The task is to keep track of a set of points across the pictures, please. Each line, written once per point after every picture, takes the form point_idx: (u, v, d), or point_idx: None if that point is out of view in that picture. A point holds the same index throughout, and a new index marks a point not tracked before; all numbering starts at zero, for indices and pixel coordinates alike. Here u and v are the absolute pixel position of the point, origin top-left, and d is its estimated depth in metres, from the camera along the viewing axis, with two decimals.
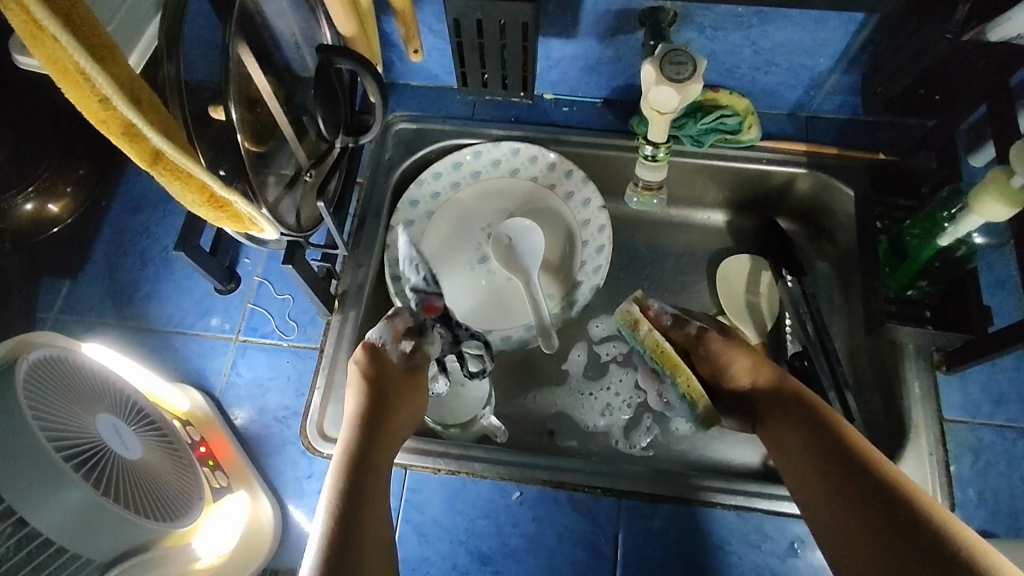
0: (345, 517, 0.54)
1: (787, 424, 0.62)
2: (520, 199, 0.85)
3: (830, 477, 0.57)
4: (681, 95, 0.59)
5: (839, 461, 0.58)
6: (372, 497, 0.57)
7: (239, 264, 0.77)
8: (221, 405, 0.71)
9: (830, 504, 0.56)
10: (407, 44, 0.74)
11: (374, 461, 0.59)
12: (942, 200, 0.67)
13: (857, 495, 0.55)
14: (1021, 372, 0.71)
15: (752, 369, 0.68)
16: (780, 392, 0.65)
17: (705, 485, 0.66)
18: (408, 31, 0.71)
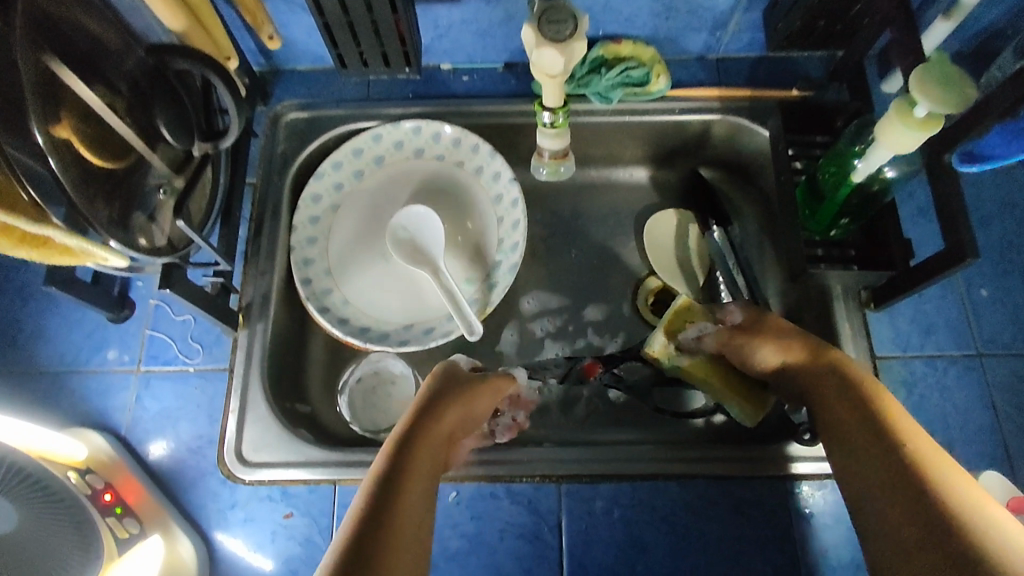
0: (365, 523, 0.44)
1: (833, 386, 0.56)
2: (429, 181, 0.80)
3: (870, 448, 0.50)
4: (565, 55, 0.55)
5: (881, 440, 0.50)
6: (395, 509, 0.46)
7: (130, 289, 0.71)
8: (130, 444, 0.67)
9: (867, 472, 0.50)
10: (259, 30, 0.70)
11: (418, 468, 0.50)
12: (852, 134, 0.64)
13: (891, 463, 0.48)
14: (947, 299, 0.70)
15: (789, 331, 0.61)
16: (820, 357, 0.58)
17: (785, 453, 0.64)
18: (254, 17, 0.68)
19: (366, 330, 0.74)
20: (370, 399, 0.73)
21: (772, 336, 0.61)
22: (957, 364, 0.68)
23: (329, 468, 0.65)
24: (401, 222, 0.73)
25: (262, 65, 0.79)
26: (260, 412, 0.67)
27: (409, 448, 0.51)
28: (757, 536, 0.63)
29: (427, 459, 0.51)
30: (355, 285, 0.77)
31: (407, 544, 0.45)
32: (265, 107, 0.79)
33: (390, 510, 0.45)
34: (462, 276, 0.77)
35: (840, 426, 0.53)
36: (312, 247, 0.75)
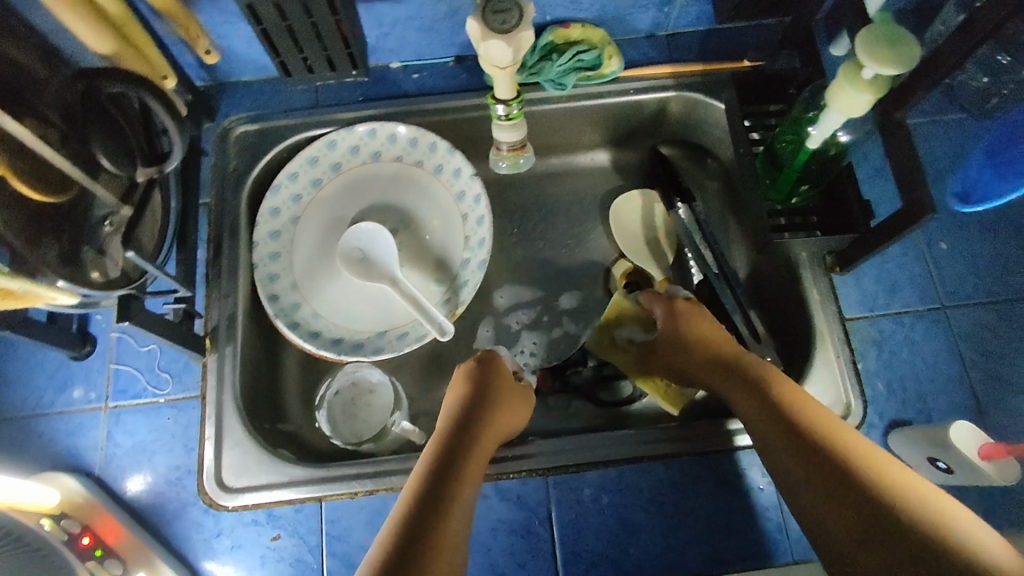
0: (404, 544, 0.48)
1: (745, 390, 0.59)
2: (388, 184, 0.79)
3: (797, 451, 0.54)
4: (513, 46, 0.54)
5: (810, 442, 0.53)
6: (442, 521, 0.50)
7: (90, 323, 0.69)
8: (106, 482, 0.65)
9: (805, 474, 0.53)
10: (195, 45, 0.68)
11: (457, 480, 0.53)
12: (806, 101, 0.65)
13: (823, 463, 0.52)
14: (908, 256, 0.71)
15: (709, 328, 0.65)
16: (738, 360, 0.62)
17: (729, 428, 0.65)
18: (188, 31, 0.65)
19: (339, 341, 0.73)
20: (350, 410, 0.72)
21: (694, 339, 0.65)
22: (922, 319, 0.69)
23: (313, 486, 0.64)
24: (355, 237, 0.74)
25: (205, 80, 0.77)
26: (237, 436, 0.65)
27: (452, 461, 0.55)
28: (744, 506, 0.63)
29: (469, 471, 0.55)
30: (324, 297, 0.75)
31: (454, 552, 0.50)
32: (212, 123, 0.77)
33: (429, 523, 0.50)
34: (432, 279, 0.76)
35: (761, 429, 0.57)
36: (275, 262, 0.74)
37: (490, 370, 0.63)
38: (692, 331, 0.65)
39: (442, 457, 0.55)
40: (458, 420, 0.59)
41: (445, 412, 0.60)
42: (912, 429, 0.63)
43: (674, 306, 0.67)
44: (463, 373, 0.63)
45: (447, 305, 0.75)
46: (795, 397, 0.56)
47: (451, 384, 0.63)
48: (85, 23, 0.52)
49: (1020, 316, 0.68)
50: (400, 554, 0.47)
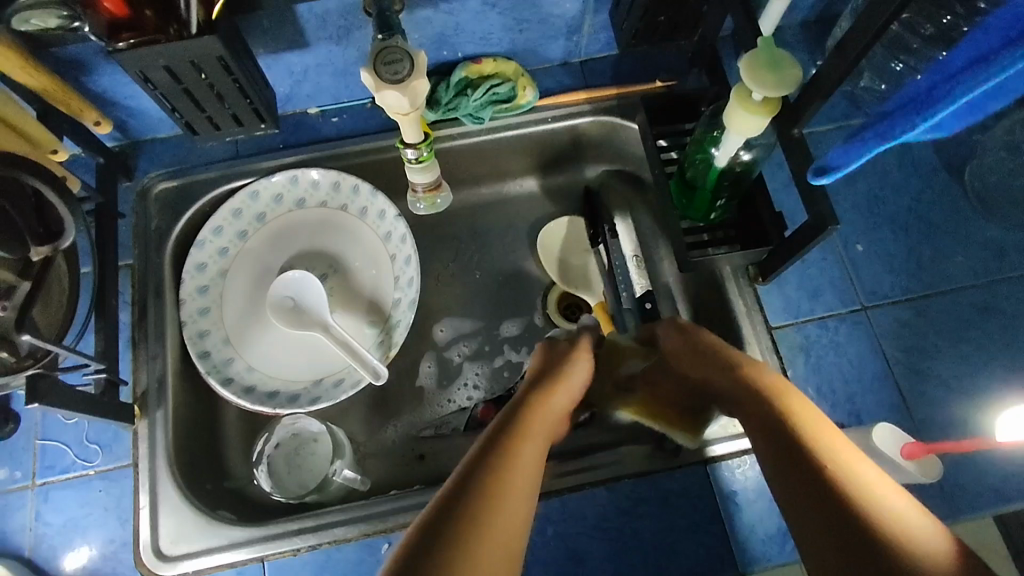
0: (455, 490, 0.42)
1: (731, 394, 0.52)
2: (316, 230, 0.78)
3: (770, 452, 0.46)
4: (408, 95, 0.55)
5: (781, 441, 0.46)
6: (506, 467, 0.44)
7: (12, 399, 0.67)
8: (37, 564, 0.63)
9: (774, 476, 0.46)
10: (83, 117, 0.66)
11: (531, 441, 0.47)
12: (708, 121, 0.67)
13: (793, 463, 0.44)
14: (828, 261, 0.73)
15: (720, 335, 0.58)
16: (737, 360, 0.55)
17: (705, 439, 0.66)
18: (71, 105, 0.63)
19: (275, 394, 0.72)
20: (293, 462, 0.70)
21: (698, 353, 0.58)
22: (846, 321, 0.71)
23: (254, 546, 0.63)
24: (284, 286, 0.73)
25: (119, 140, 0.76)
26: (173, 502, 0.64)
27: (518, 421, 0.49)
28: (688, 523, 0.64)
29: (535, 433, 0.49)
30: (258, 350, 0.75)
31: (519, 502, 0.42)
32: (130, 183, 0.76)
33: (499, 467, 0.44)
34: (365, 321, 0.75)
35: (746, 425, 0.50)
36: (205, 318, 0.73)
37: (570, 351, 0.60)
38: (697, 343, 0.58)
39: (508, 419, 0.49)
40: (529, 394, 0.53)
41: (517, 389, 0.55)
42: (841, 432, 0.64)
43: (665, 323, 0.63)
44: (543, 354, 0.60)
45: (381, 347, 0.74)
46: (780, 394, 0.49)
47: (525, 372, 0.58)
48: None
49: (938, 311, 0.70)
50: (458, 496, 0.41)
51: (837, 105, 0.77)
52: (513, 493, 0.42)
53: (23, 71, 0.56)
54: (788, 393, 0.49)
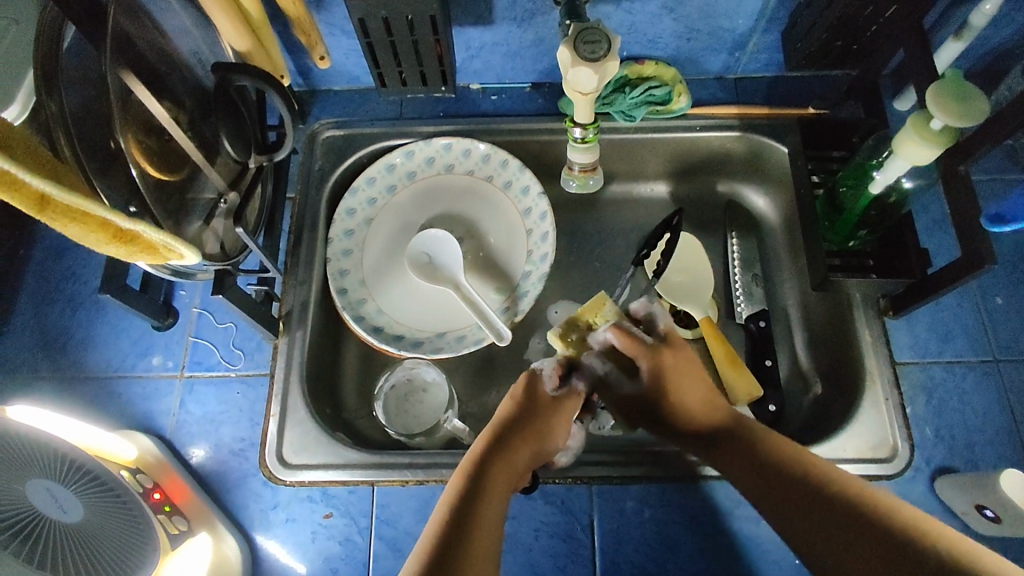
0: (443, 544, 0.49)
1: (737, 451, 0.58)
2: (459, 196, 0.83)
3: (789, 504, 0.52)
4: (598, 74, 0.59)
5: (794, 488, 0.53)
6: (474, 527, 0.50)
7: (175, 297, 0.74)
8: (175, 447, 0.69)
9: (800, 530, 0.51)
10: (312, 51, 0.72)
11: (491, 492, 0.54)
12: (869, 148, 0.68)
13: (820, 511, 0.51)
14: (964, 308, 0.72)
15: (694, 391, 0.62)
16: (724, 423, 0.61)
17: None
18: (309, 39, 0.70)
19: (399, 338, 0.77)
20: (404, 405, 0.74)
21: (678, 413, 0.63)
22: (974, 370, 0.70)
23: (367, 470, 0.67)
24: (423, 242, 0.77)
25: (300, 86, 0.83)
26: (299, 416, 0.69)
27: (481, 474, 0.55)
28: (785, 536, 0.64)
29: (498, 485, 0.55)
30: (388, 295, 0.79)
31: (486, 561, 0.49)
32: (301, 126, 0.82)
33: (469, 523, 0.50)
34: (492, 287, 0.80)
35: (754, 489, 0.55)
36: (347, 258, 0.78)
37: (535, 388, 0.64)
38: (680, 399, 0.62)
39: (477, 465, 0.56)
40: (496, 437, 0.59)
41: (489, 422, 0.61)
42: (959, 476, 0.63)
43: (661, 361, 0.62)
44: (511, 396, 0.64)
45: (504, 313, 0.78)
46: (777, 449, 0.56)
47: (505, 399, 0.63)
48: (231, 24, 0.59)
49: None
50: (444, 549, 0.48)
51: (993, 158, 0.77)
52: (481, 540, 0.50)
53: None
54: (779, 443, 0.57)
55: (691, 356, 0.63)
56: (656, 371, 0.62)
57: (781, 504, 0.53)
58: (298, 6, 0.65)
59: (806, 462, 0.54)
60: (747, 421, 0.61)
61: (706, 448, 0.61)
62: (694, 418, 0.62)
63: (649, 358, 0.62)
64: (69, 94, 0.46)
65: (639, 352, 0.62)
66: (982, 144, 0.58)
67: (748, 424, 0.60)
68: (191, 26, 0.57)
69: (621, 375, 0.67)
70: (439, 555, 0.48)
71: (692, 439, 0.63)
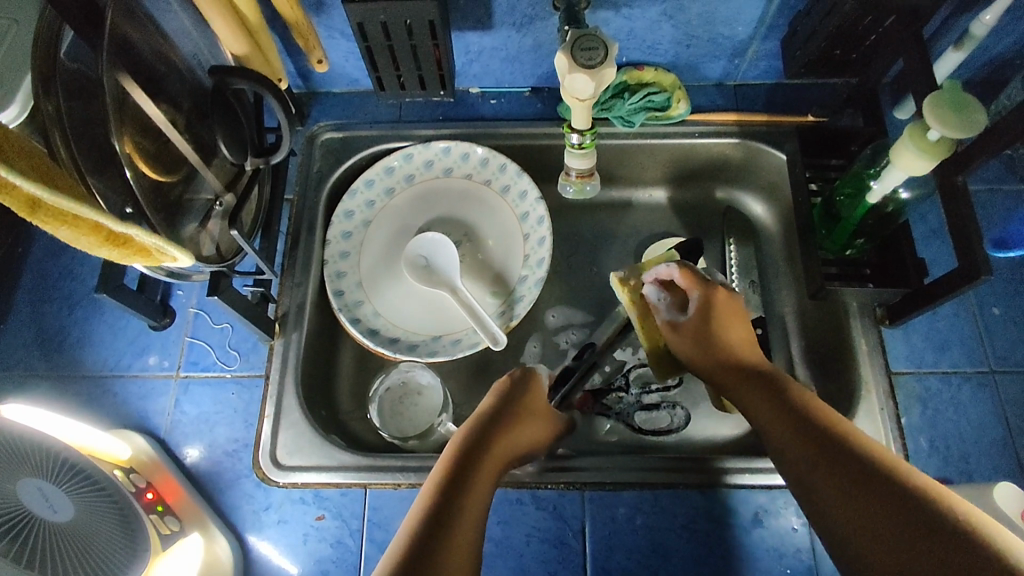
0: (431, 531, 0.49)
1: (764, 392, 0.58)
2: (457, 199, 0.83)
3: (811, 444, 0.53)
4: (595, 81, 0.59)
5: (821, 434, 0.53)
6: (454, 524, 0.50)
7: (172, 297, 0.75)
8: (169, 446, 0.69)
9: (818, 464, 0.51)
10: (310, 54, 0.73)
11: (471, 489, 0.54)
12: (868, 157, 0.68)
13: (847, 457, 0.51)
14: (961, 318, 0.72)
15: (736, 330, 0.64)
16: (753, 362, 0.62)
17: (731, 467, 0.66)
18: (306, 42, 0.70)
19: (395, 341, 0.76)
20: (398, 408, 0.74)
21: (720, 346, 0.63)
22: (971, 381, 0.69)
23: (360, 473, 0.67)
24: (420, 245, 0.77)
25: (300, 88, 0.83)
26: (294, 418, 0.69)
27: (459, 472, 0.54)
28: (777, 545, 0.64)
29: (477, 483, 0.54)
30: (385, 298, 0.79)
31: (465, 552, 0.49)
32: (301, 128, 0.83)
33: (449, 525, 0.50)
34: (488, 291, 0.80)
35: (784, 432, 0.55)
36: (345, 260, 0.78)
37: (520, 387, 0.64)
38: (722, 334, 0.64)
39: (459, 462, 0.55)
40: (474, 434, 0.58)
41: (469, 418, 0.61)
42: (953, 488, 0.63)
43: (713, 296, 0.66)
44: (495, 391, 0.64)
45: (499, 317, 0.78)
46: (807, 400, 0.56)
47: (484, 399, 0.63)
48: (228, 28, 0.60)
49: None
50: (420, 546, 0.48)
51: (991, 168, 0.76)
52: (460, 536, 0.50)
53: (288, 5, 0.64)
54: (810, 398, 0.56)
55: (737, 302, 0.66)
56: (705, 305, 0.65)
57: (801, 444, 0.53)
58: (295, 10, 0.65)
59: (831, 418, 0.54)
60: (779, 371, 0.61)
61: (737, 387, 0.61)
62: (731, 349, 0.63)
63: (701, 291, 0.66)
64: (67, 95, 0.47)
65: (695, 286, 0.66)
66: (980, 154, 0.58)
67: (779, 372, 0.61)
68: (189, 29, 0.58)
69: (674, 312, 0.68)
70: (416, 552, 0.48)
71: (719, 371, 0.63)
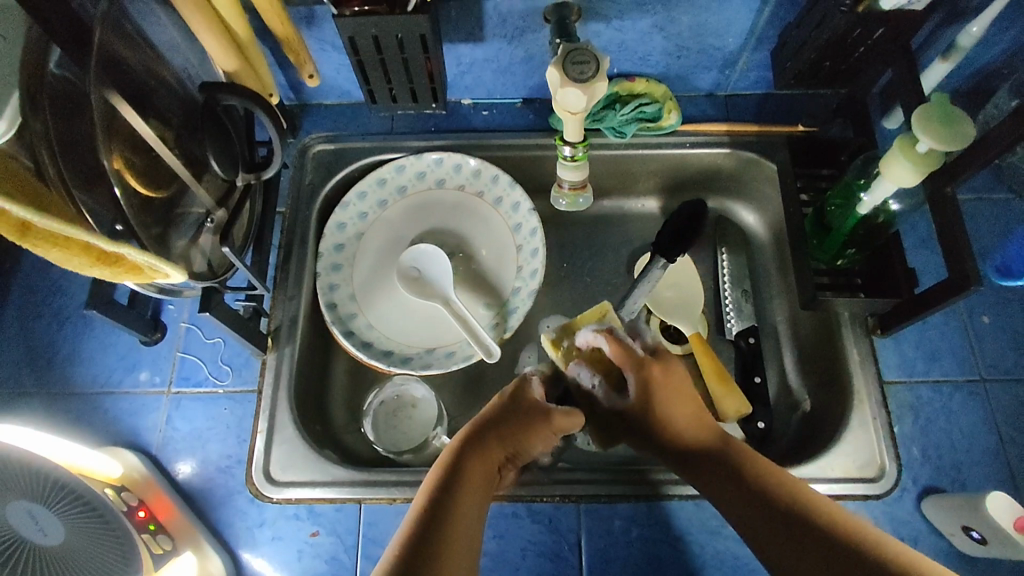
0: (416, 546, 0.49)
1: (710, 463, 0.57)
2: (450, 210, 0.83)
3: (773, 524, 0.52)
4: (587, 94, 0.60)
5: (783, 512, 0.52)
6: (449, 529, 0.50)
7: (163, 311, 0.74)
8: (161, 463, 0.68)
9: (782, 545, 0.51)
10: (301, 70, 0.73)
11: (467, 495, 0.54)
12: (857, 169, 0.68)
13: (808, 535, 0.50)
14: (951, 326, 0.72)
15: (682, 409, 0.60)
16: (709, 443, 0.59)
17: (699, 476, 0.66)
18: (298, 57, 0.71)
19: (389, 354, 0.76)
20: (392, 421, 0.74)
21: (663, 429, 0.60)
22: (962, 390, 0.70)
23: (354, 488, 0.67)
24: (414, 256, 0.77)
25: (292, 100, 0.83)
26: (287, 433, 0.69)
27: (453, 478, 0.54)
28: None
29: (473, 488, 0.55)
30: (378, 310, 0.79)
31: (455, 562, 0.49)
32: (293, 140, 0.82)
33: (435, 540, 0.49)
34: (481, 303, 0.80)
35: (741, 511, 0.54)
36: (337, 272, 0.78)
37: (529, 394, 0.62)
38: (662, 417, 0.60)
39: (448, 475, 0.55)
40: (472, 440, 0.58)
41: (468, 424, 0.60)
42: (946, 496, 0.63)
43: (648, 375, 0.60)
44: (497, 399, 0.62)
45: (493, 329, 0.78)
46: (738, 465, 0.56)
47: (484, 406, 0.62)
48: (217, 43, 0.60)
49: None
50: (414, 549, 0.48)
51: (981, 177, 0.77)
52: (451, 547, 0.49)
53: (278, 21, 0.64)
54: (771, 471, 0.55)
55: (681, 376, 0.61)
56: (643, 384, 0.61)
57: (757, 517, 0.53)
58: (285, 26, 0.65)
59: (780, 479, 0.54)
60: (735, 444, 0.58)
61: (690, 469, 0.59)
62: (680, 436, 0.60)
63: (636, 370, 0.61)
64: (56, 114, 0.46)
65: (628, 364, 0.62)
66: (969, 166, 0.58)
67: (736, 448, 0.58)
68: (179, 45, 0.57)
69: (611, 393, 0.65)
70: (408, 552, 0.48)
71: (670, 452, 0.60)
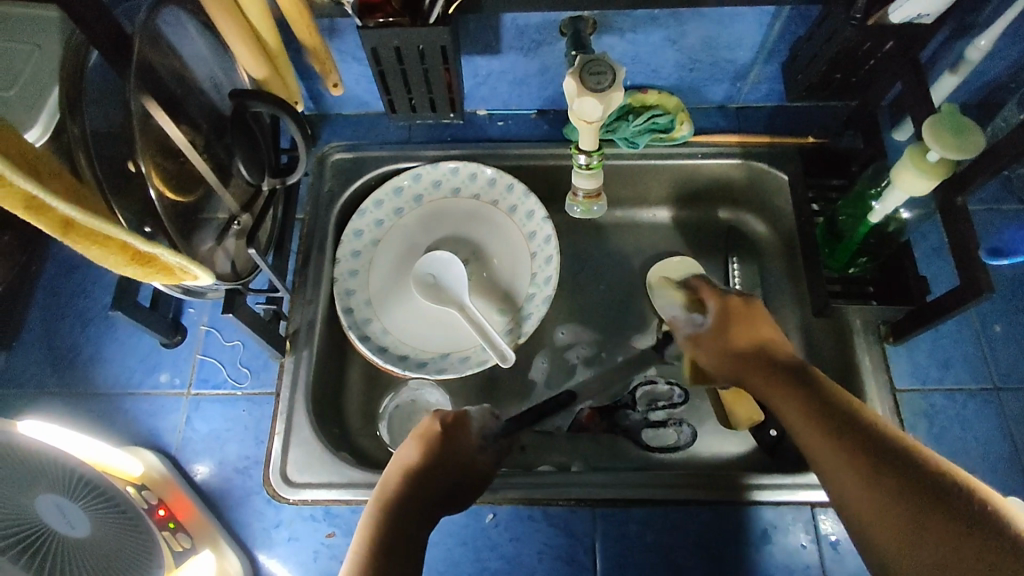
0: None
1: (791, 390, 0.57)
2: (464, 219, 0.84)
3: (857, 461, 0.49)
4: (603, 104, 0.61)
5: (866, 444, 0.50)
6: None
7: (184, 314, 0.76)
8: (180, 464, 0.69)
9: (843, 461, 0.50)
10: (326, 77, 0.74)
11: (413, 530, 0.56)
12: (869, 178, 0.69)
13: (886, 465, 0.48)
14: (963, 335, 0.73)
15: (760, 331, 0.65)
16: (790, 364, 0.61)
17: (743, 483, 0.66)
18: (323, 66, 0.72)
19: (405, 358, 0.77)
20: (408, 425, 0.75)
21: (772, 350, 0.63)
22: (975, 399, 0.70)
23: (370, 489, 0.67)
24: (430, 263, 0.78)
25: (312, 110, 0.85)
26: (305, 434, 0.69)
27: (393, 532, 0.55)
28: (786, 562, 0.64)
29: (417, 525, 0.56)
30: (394, 316, 0.80)
31: None
32: (312, 148, 0.84)
33: None
34: (495, 309, 0.81)
35: (809, 431, 0.54)
36: (354, 278, 0.79)
37: (450, 431, 0.63)
38: (750, 331, 0.66)
39: (382, 536, 0.54)
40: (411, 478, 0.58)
41: (392, 468, 0.60)
42: None
43: (728, 304, 0.67)
44: (423, 433, 0.62)
45: (506, 335, 0.79)
46: (840, 397, 0.55)
47: (411, 436, 0.62)
48: (246, 49, 0.61)
49: None
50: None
51: (990, 188, 0.78)
52: None
53: (308, 33, 0.65)
54: (848, 399, 0.55)
55: (756, 307, 0.67)
56: (721, 312, 0.68)
57: (828, 445, 0.52)
58: (313, 36, 0.66)
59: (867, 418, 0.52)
60: (815, 370, 0.59)
61: (765, 384, 0.60)
62: (772, 356, 0.62)
63: (716, 301, 0.69)
64: (92, 119, 0.47)
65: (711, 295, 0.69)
66: (981, 174, 0.59)
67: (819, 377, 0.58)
68: (207, 55, 0.59)
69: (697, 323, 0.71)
70: None
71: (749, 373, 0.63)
